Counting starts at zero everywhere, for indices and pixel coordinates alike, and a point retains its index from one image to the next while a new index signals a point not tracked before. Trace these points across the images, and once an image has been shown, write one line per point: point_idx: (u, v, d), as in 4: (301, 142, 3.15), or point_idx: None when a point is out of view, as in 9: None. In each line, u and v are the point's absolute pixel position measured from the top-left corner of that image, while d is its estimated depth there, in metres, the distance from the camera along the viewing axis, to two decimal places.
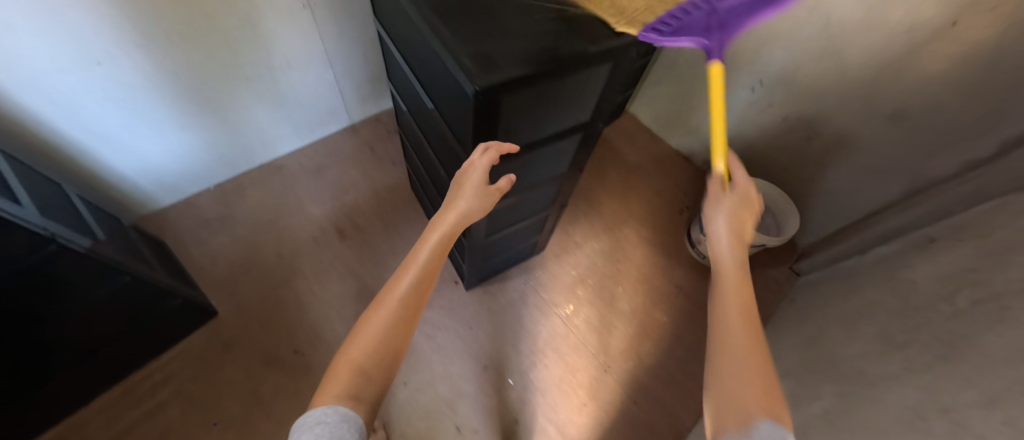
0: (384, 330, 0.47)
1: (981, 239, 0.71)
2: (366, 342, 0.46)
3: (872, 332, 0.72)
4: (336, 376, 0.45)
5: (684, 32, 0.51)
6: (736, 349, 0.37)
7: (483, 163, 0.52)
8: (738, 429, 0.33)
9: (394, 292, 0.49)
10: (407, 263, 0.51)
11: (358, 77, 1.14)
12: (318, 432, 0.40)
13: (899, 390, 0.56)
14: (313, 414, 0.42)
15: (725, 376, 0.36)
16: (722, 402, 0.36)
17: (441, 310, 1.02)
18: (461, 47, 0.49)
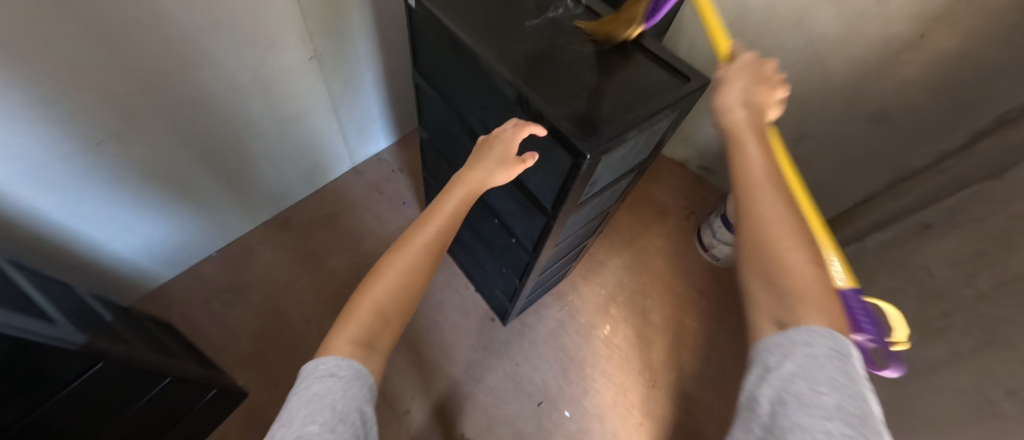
0: (405, 277, 0.47)
1: (980, 223, 0.79)
2: (388, 287, 0.46)
3: (904, 320, 0.80)
4: (356, 321, 0.44)
5: None
6: (787, 246, 0.38)
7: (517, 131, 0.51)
8: (783, 325, 0.36)
9: (417, 240, 0.49)
10: (432, 216, 0.50)
11: (359, 120, 1.11)
12: (330, 384, 0.39)
13: (959, 377, 0.63)
14: (324, 364, 0.41)
15: (779, 264, 0.38)
16: (767, 288, 0.38)
17: (485, 350, 1.00)
18: (559, 114, 0.51)
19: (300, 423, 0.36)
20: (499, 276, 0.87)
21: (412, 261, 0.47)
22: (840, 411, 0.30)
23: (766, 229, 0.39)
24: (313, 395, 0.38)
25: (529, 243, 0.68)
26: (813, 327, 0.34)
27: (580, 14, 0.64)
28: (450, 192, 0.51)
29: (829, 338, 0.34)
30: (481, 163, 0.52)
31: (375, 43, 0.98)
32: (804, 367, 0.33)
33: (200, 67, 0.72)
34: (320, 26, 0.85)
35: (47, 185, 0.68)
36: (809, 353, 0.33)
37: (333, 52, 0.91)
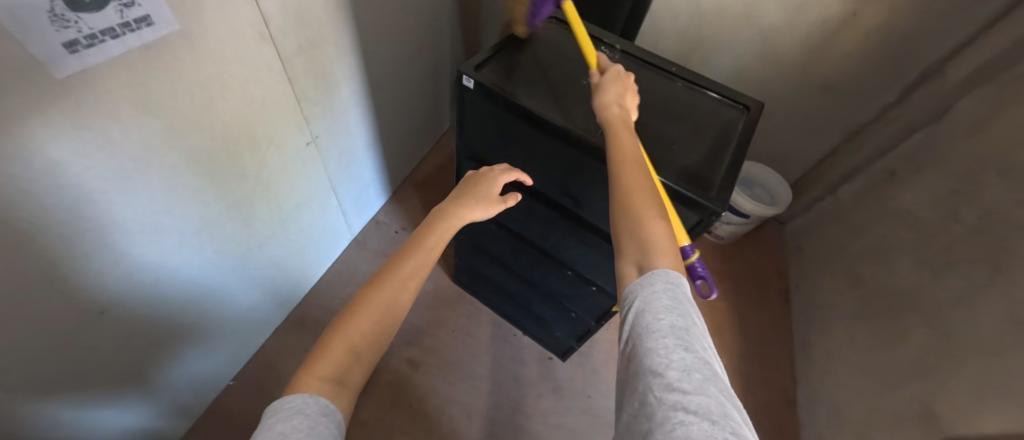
0: (383, 313, 0.42)
1: (944, 166, 0.93)
2: (367, 323, 0.41)
3: (909, 261, 0.92)
4: (330, 355, 0.38)
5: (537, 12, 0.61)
6: (648, 215, 0.40)
7: (504, 174, 0.55)
8: (645, 271, 0.37)
9: (398, 273, 0.45)
10: (415, 249, 0.48)
11: (354, 191, 1.06)
12: (299, 423, 0.32)
13: (995, 305, 0.72)
14: (289, 403, 0.34)
15: (643, 226, 0.39)
16: (633, 251, 0.39)
17: (555, 393, 0.95)
18: (673, 177, 0.53)
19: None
20: (562, 318, 0.85)
21: (397, 295, 0.44)
22: (675, 332, 0.33)
23: (631, 197, 0.41)
24: (278, 433, 0.31)
25: (616, 289, 0.68)
26: (658, 271, 0.36)
27: (620, 59, 0.66)
28: (435, 226, 0.51)
29: (673, 280, 0.36)
30: (467, 200, 0.53)
31: (361, 112, 0.94)
32: (648, 288, 0.36)
33: (207, 180, 0.65)
34: (314, 108, 0.80)
35: (43, 366, 0.55)
36: (656, 290, 0.35)
37: (329, 132, 0.87)
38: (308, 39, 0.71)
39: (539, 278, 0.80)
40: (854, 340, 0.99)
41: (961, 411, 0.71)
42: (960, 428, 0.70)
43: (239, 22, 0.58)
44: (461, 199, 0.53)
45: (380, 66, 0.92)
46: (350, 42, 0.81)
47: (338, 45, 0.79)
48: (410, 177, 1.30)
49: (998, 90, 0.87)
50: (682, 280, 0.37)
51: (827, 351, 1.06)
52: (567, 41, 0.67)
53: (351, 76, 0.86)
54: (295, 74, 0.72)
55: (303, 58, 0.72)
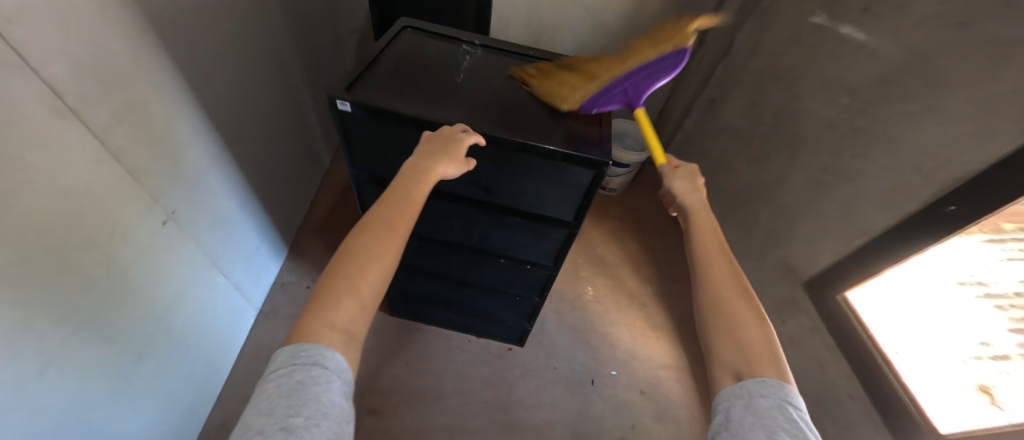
0: (372, 263, 0.42)
1: (741, 84, 1.18)
2: (361, 272, 0.42)
3: (742, 162, 1.14)
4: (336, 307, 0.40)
5: (611, 103, 0.58)
6: (739, 313, 0.42)
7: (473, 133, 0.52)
8: (738, 373, 0.39)
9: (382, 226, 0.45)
10: (393, 203, 0.46)
11: (241, 258, 0.92)
12: (315, 377, 0.36)
13: (801, 175, 0.94)
14: (308, 354, 0.37)
15: (740, 330, 0.41)
16: (729, 345, 0.40)
17: (523, 378, 0.98)
18: (559, 139, 0.55)
19: (285, 414, 0.33)
20: (510, 305, 0.87)
21: (383, 246, 0.43)
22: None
23: (721, 298, 0.43)
24: (299, 384, 0.35)
25: (548, 258, 0.72)
26: (758, 381, 0.37)
27: (483, 53, 0.69)
28: (407, 181, 0.48)
29: (785, 392, 0.36)
30: (437, 152, 0.50)
31: (222, 171, 0.83)
32: (746, 398, 0.36)
33: (33, 305, 0.51)
34: (159, 179, 0.67)
35: None
36: (755, 399, 0.36)
37: (186, 202, 0.74)
38: (125, 102, 0.60)
39: (474, 272, 0.81)
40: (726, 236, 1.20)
41: (804, 256, 0.91)
42: (809, 272, 0.89)
43: (18, 102, 0.46)
44: (430, 147, 0.51)
45: (221, 114, 0.80)
46: (179, 94, 0.70)
47: (167, 102, 0.67)
48: (304, 224, 1.18)
49: (756, 18, 1.12)
50: (787, 389, 0.37)
51: None
52: (429, 45, 0.67)
53: (194, 133, 0.74)
54: (119, 146, 0.60)
55: (123, 126, 0.60)
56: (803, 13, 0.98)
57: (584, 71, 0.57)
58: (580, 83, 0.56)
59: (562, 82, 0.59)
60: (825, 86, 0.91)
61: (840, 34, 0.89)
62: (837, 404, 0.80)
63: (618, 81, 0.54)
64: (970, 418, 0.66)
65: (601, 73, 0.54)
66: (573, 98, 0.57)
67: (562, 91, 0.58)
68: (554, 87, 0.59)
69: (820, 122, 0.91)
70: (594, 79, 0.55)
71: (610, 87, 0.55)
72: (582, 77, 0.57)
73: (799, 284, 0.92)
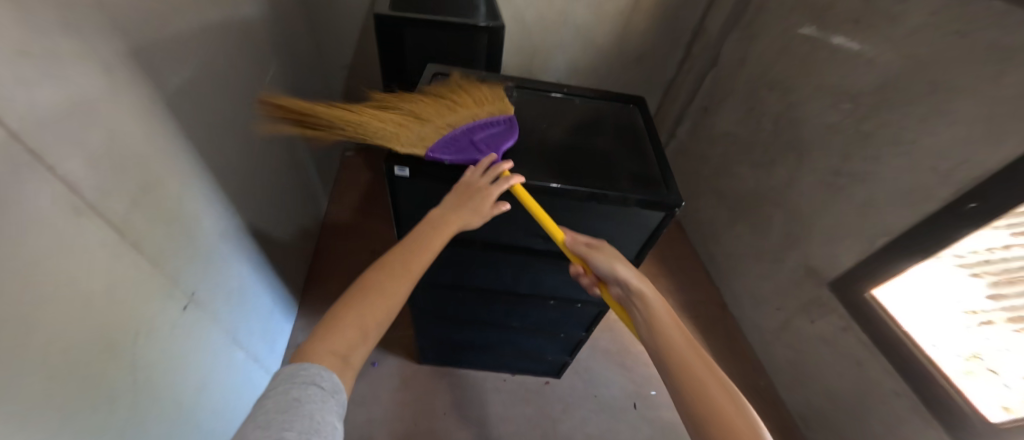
0: (381, 299, 0.42)
1: (733, 93, 1.21)
2: (367, 307, 0.41)
3: (745, 168, 1.18)
4: (337, 332, 0.39)
5: (460, 153, 0.51)
6: (726, 407, 0.38)
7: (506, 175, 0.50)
8: None
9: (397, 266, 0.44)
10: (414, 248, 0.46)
11: (256, 326, 0.85)
12: (312, 396, 0.35)
13: (811, 179, 0.98)
14: (304, 372, 0.36)
15: (735, 426, 0.36)
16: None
17: (566, 412, 0.96)
18: (626, 183, 0.54)
19: (279, 427, 0.33)
20: (554, 341, 0.86)
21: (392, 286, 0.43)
22: None
23: (704, 393, 0.38)
24: (294, 399, 0.35)
25: (600, 296, 0.71)
26: None
27: (518, 94, 0.67)
28: (432, 227, 0.47)
29: None
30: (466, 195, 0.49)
31: (233, 238, 0.76)
32: None
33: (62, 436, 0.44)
34: (177, 261, 0.61)
35: None
36: None
37: (203, 280, 0.67)
38: (141, 186, 0.54)
39: (519, 315, 0.79)
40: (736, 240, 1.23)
41: (825, 257, 0.95)
42: (833, 272, 0.93)
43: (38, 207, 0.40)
44: (456, 191, 0.49)
45: (228, 177, 0.74)
46: (190, 164, 0.63)
47: (180, 175, 0.61)
48: (310, 277, 1.12)
49: (743, 29, 1.16)
50: None
51: (720, 255, 1.30)
52: None
53: (205, 204, 0.68)
54: (138, 235, 0.54)
55: (141, 212, 0.54)
56: (792, 25, 1.02)
57: (418, 117, 0.54)
58: (416, 127, 0.52)
59: (394, 122, 0.52)
60: (825, 93, 0.94)
61: (833, 44, 0.93)
62: (882, 399, 0.84)
63: (464, 133, 0.53)
64: (997, 398, 0.73)
65: (438, 121, 0.53)
66: (411, 136, 0.51)
67: (397, 133, 0.51)
68: (382, 126, 0.51)
69: (824, 128, 0.95)
70: (433, 126, 0.53)
71: (457, 138, 0.52)
72: (418, 122, 0.53)
73: (823, 284, 0.95)
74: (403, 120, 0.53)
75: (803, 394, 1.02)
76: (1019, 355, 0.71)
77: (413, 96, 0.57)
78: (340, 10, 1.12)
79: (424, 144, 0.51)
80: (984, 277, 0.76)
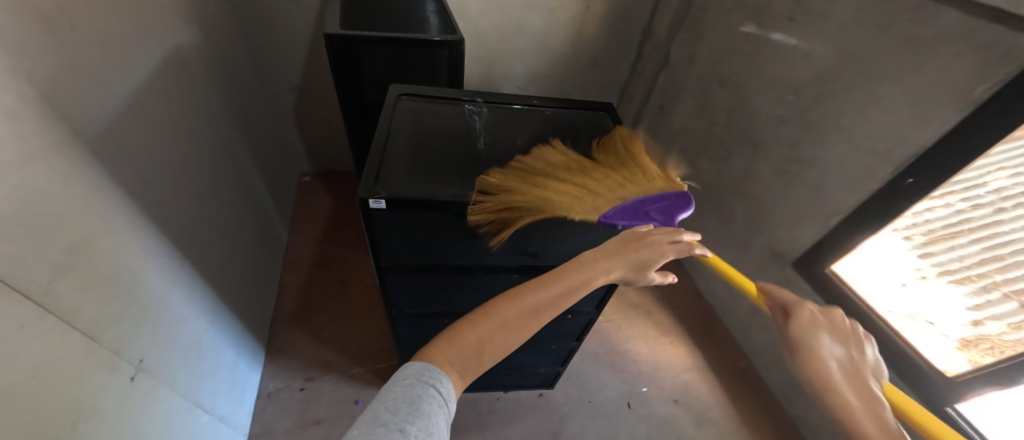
0: (507, 326, 0.40)
1: (686, 91, 1.26)
2: (493, 329, 0.40)
3: (705, 161, 1.23)
4: (457, 341, 0.39)
5: (635, 219, 0.50)
6: None
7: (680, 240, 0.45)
8: None
9: (539, 296, 0.42)
10: (558, 281, 0.43)
11: (219, 381, 0.77)
12: (431, 397, 0.35)
13: (766, 167, 1.04)
14: (426, 373, 0.36)
15: None
16: None
17: (564, 423, 0.94)
18: None
19: (403, 417, 0.33)
20: (546, 354, 0.84)
21: (525, 318, 0.41)
22: None
23: None
24: (418, 397, 0.35)
25: (591, 304, 0.70)
26: None
27: (489, 109, 0.65)
28: (586, 267, 0.44)
29: None
30: (632, 249, 0.45)
31: (184, 289, 0.68)
32: None
33: None
34: (121, 327, 0.53)
35: None
36: None
37: (154, 342, 0.59)
38: (72, 246, 0.46)
39: None
40: (703, 230, 1.29)
41: (787, 240, 1.01)
42: (796, 253, 0.99)
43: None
44: (620, 240, 0.46)
45: (174, 222, 0.66)
46: (129, 214, 0.56)
47: (114, 229, 0.53)
48: (277, 317, 1.05)
49: (688, 30, 1.22)
50: None
51: None
52: (433, 112, 0.62)
53: (149, 256, 0.60)
54: (71, 304, 0.46)
55: (74, 277, 0.46)
56: (733, 24, 1.08)
57: (586, 183, 0.53)
58: (588, 195, 0.51)
59: (565, 189, 0.52)
60: (769, 86, 1.00)
61: (773, 41, 0.99)
62: None
63: (639, 199, 0.51)
64: (941, 347, 0.81)
65: (605, 187, 0.52)
66: (583, 204, 0.51)
67: (571, 203, 0.50)
68: (556, 195, 0.51)
69: (772, 119, 1.01)
70: (603, 193, 0.52)
71: (632, 203, 0.51)
72: (588, 188, 0.52)
73: (788, 266, 1.01)
74: (572, 186, 0.52)
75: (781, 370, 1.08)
76: (948, 305, 0.81)
77: (582, 160, 0.57)
78: (284, 32, 1.05)
79: (597, 216, 0.50)
80: (912, 239, 0.85)
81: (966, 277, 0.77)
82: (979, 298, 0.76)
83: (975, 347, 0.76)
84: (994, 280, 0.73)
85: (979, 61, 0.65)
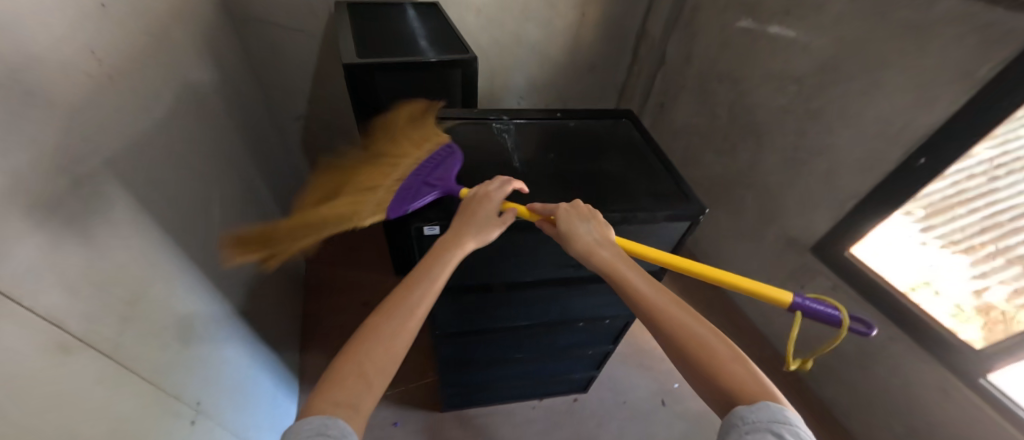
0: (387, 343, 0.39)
1: (686, 88, 1.29)
2: (377, 354, 0.38)
3: (710, 155, 1.26)
4: (341, 381, 0.36)
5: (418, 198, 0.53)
6: (725, 360, 0.38)
7: (495, 199, 0.50)
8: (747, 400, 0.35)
9: (409, 306, 0.42)
10: (418, 285, 0.43)
11: (261, 417, 0.77)
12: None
13: (773, 158, 1.06)
14: (310, 424, 0.32)
15: (719, 372, 0.38)
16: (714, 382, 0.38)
17: (602, 426, 0.95)
18: (649, 200, 0.55)
19: None
20: (581, 359, 0.85)
21: (400, 331, 0.40)
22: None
23: (697, 339, 0.40)
24: None
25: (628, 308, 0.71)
26: (749, 412, 0.34)
27: (517, 127, 0.67)
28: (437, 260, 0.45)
29: (776, 411, 0.34)
30: (465, 229, 0.47)
31: (226, 328, 0.68)
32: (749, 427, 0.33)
33: None
34: (177, 374, 0.53)
35: None
36: (751, 424, 0.33)
37: (205, 383, 0.60)
38: (132, 299, 0.47)
39: (548, 342, 0.77)
40: (715, 223, 1.31)
41: (802, 226, 1.03)
42: (812, 239, 1.01)
43: (17, 363, 0.33)
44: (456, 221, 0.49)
45: (211, 261, 0.67)
46: (174, 260, 0.56)
47: (166, 276, 0.54)
48: (304, 346, 1.05)
49: (683, 29, 1.24)
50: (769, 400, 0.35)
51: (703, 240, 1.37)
52: (464, 135, 0.64)
53: (195, 299, 0.60)
54: (135, 356, 0.46)
55: (136, 329, 0.47)
56: (727, 21, 1.11)
57: (368, 186, 0.56)
58: (371, 195, 0.54)
59: (348, 197, 0.54)
60: (769, 79, 1.03)
61: (770, 34, 1.01)
62: (879, 345, 0.92)
63: (417, 181, 0.55)
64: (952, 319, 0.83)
65: (385, 181, 0.56)
66: (366, 204, 0.53)
67: (357, 206, 0.53)
68: (337, 205, 0.53)
69: (775, 110, 1.03)
70: (384, 187, 0.55)
71: (411, 188, 0.54)
72: (371, 190, 0.55)
73: (806, 252, 1.03)
74: (350, 195, 0.55)
75: (806, 354, 1.10)
76: (954, 275, 0.83)
77: (358, 169, 0.61)
78: (289, 62, 1.06)
79: (381, 209, 0.53)
80: (912, 214, 0.86)
81: (971, 246, 0.80)
82: (984, 266, 0.78)
83: (985, 316, 0.79)
84: (996, 246, 0.76)
85: (980, 42, 0.67)
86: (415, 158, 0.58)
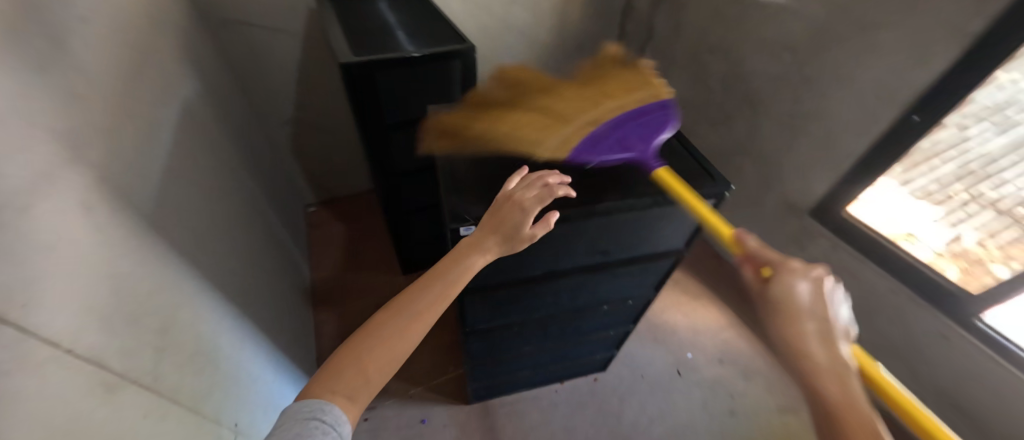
0: (388, 342, 0.38)
1: (676, 61, 1.29)
2: (376, 350, 0.37)
3: (705, 127, 1.27)
4: (338, 370, 0.37)
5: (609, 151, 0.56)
6: None
7: (526, 192, 0.44)
8: None
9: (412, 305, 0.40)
10: (431, 283, 0.41)
11: None
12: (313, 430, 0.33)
13: (769, 125, 1.08)
14: (306, 408, 0.35)
15: None
16: None
17: (624, 401, 0.98)
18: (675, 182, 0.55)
19: None
20: (603, 340, 0.87)
21: (405, 332, 0.39)
22: None
23: None
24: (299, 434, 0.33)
25: (650, 287, 0.72)
26: None
27: None
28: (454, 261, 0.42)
29: None
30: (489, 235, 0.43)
31: (250, 346, 0.67)
32: None
33: None
34: (211, 400, 0.52)
35: None
36: None
37: (238, 404, 0.58)
38: (161, 329, 0.45)
39: (572, 327, 0.78)
40: None
41: (800, 190, 1.06)
42: (812, 202, 1.04)
43: (62, 412, 0.32)
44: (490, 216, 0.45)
45: (226, 280, 0.64)
46: (193, 284, 0.54)
47: (189, 302, 0.52)
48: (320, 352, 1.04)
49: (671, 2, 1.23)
50: None
51: None
52: None
53: (219, 321, 0.58)
54: (170, 386, 0.45)
55: (167, 359, 0.45)
56: None
57: (547, 119, 0.58)
58: (558, 130, 0.56)
59: (529, 128, 0.57)
60: (762, 47, 1.04)
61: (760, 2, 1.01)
62: (880, 298, 0.96)
63: (611, 129, 0.56)
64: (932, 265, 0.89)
65: (574, 118, 0.57)
66: (548, 140, 0.55)
67: (544, 140, 0.55)
68: (522, 132, 0.56)
69: (769, 78, 1.04)
70: (568, 124, 0.56)
71: (605, 136, 0.56)
72: (556, 124, 0.57)
73: (805, 215, 1.06)
74: (534, 118, 0.58)
75: None
76: (933, 225, 0.89)
77: (540, 87, 0.63)
78: (273, 64, 1.01)
79: (565, 150, 0.54)
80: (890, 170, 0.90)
81: (945, 196, 0.85)
82: (958, 213, 0.84)
83: (964, 259, 0.85)
84: (970, 194, 0.82)
85: None
86: (626, 103, 0.58)
